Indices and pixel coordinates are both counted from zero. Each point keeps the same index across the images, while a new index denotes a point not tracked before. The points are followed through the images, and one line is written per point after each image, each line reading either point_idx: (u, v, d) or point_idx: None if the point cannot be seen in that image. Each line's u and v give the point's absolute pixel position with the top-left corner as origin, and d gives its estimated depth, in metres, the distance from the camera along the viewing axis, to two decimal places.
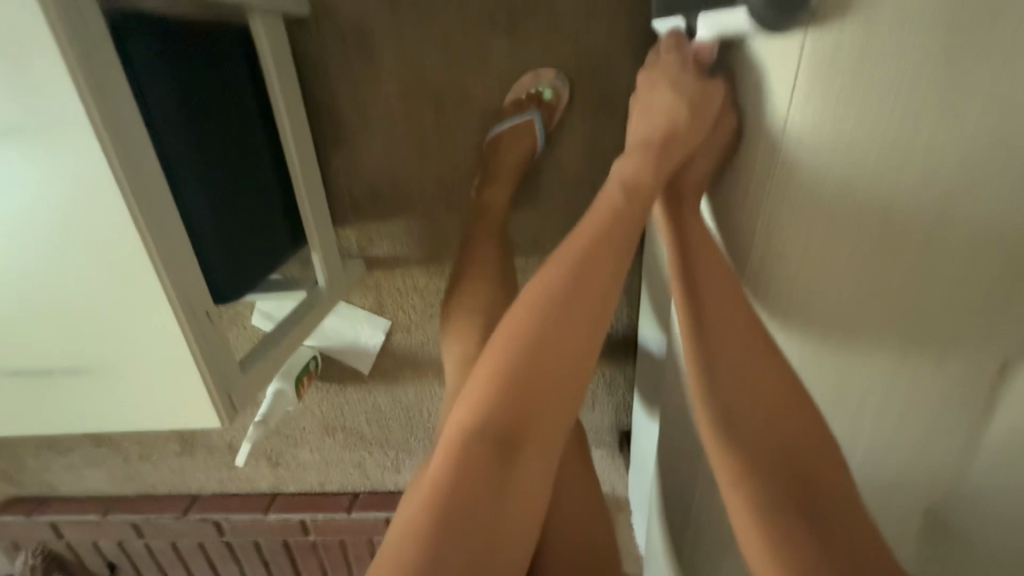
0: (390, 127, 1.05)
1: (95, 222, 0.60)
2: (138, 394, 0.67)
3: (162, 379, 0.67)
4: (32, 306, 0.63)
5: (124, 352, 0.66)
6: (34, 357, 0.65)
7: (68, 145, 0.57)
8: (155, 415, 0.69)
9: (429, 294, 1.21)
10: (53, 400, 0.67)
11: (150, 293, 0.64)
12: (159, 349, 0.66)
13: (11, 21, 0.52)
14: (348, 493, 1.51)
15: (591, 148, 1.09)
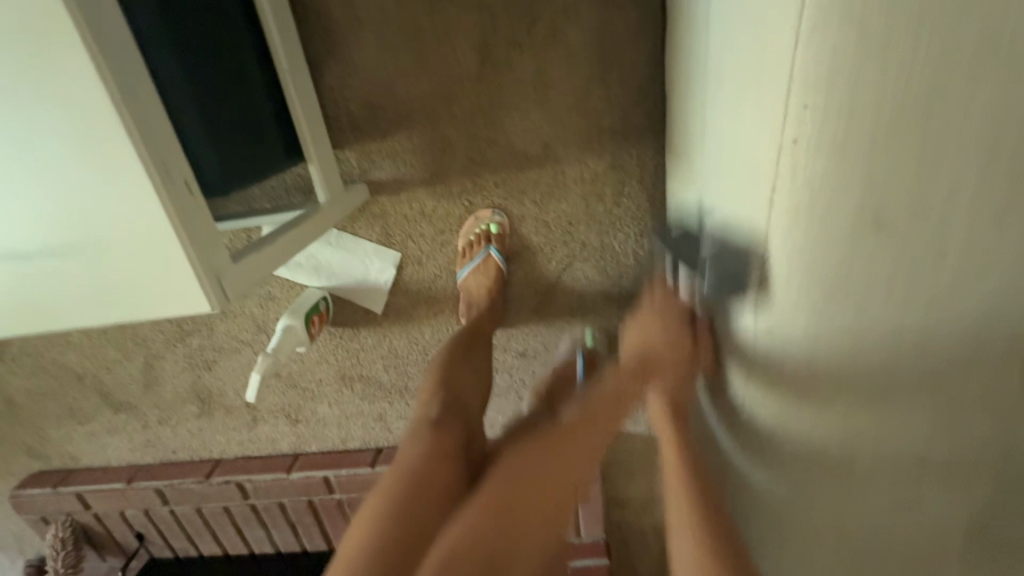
0: (383, 32, 0.98)
1: (54, 70, 0.54)
2: (122, 275, 0.61)
3: (145, 256, 0.61)
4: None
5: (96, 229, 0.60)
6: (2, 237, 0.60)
7: None
8: (136, 304, 0.63)
9: (438, 219, 1.15)
10: (36, 288, 0.62)
11: (121, 159, 0.57)
12: (136, 225, 0.59)
13: None
14: (371, 448, 1.45)
15: (605, 37, 0.97)
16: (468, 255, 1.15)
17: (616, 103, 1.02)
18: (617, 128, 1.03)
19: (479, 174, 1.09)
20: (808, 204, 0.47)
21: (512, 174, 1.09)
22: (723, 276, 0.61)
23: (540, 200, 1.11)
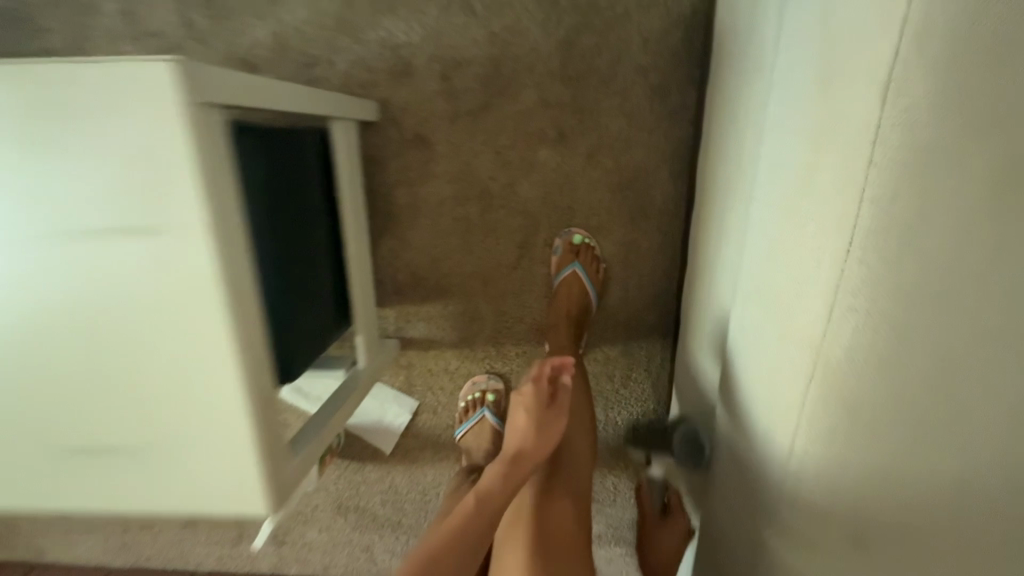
0: (439, 221, 1.10)
1: (196, 324, 0.58)
2: (189, 480, 0.65)
3: (217, 467, 0.65)
4: (74, 371, 0.60)
5: (171, 434, 0.63)
6: (69, 433, 0.63)
7: (180, 244, 0.56)
8: (184, 497, 0.66)
9: (459, 376, 1.23)
10: (100, 481, 0.65)
11: (218, 388, 0.61)
12: (212, 436, 0.63)
13: (146, 140, 0.52)
14: None
15: (628, 250, 1.11)
16: (464, 416, 1.20)
17: (631, 303, 1.15)
18: (631, 322, 1.16)
19: (502, 345, 1.19)
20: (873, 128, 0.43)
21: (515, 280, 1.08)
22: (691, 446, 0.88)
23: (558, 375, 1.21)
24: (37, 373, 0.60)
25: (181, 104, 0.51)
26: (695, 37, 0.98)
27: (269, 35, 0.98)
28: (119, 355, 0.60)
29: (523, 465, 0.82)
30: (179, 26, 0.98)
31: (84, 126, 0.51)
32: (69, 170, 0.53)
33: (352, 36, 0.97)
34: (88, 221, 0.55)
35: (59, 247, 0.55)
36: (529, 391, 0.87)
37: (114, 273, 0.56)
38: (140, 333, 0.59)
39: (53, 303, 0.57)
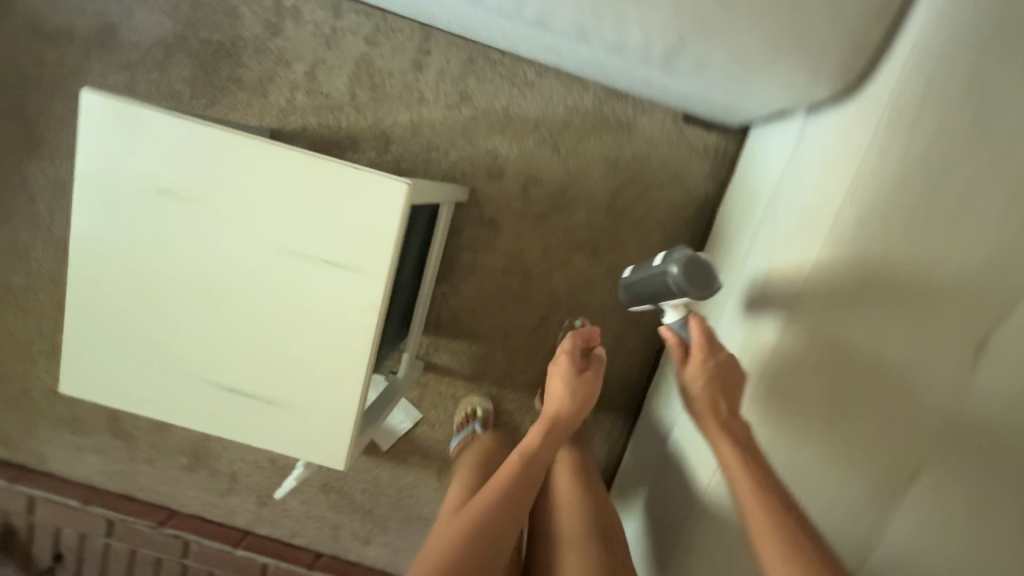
0: (485, 283, 1.43)
1: (351, 333, 0.88)
2: (299, 432, 0.92)
3: (322, 429, 0.92)
4: (256, 338, 0.89)
5: (299, 395, 0.91)
6: (231, 376, 0.90)
7: (363, 282, 0.85)
8: (288, 442, 0.93)
9: (461, 403, 1.52)
10: (238, 414, 0.92)
11: (345, 374, 0.89)
12: (328, 408, 0.91)
13: (370, 218, 0.83)
14: (311, 551, 1.63)
15: (617, 345, 1.45)
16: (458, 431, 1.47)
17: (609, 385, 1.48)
18: (605, 399, 1.48)
19: (502, 388, 1.50)
20: (872, 124, 0.75)
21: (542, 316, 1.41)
22: (691, 268, 0.83)
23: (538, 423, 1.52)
24: (229, 330, 0.89)
25: (401, 206, 0.82)
26: (705, 213, 1.35)
27: (409, 121, 1.33)
28: (289, 334, 0.88)
29: (561, 419, 1.04)
30: (343, 93, 1.32)
31: (332, 196, 0.82)
32: (311, 218, 0.83)
33: (467, 140, 1.33)
34: (309, 249, 0.85)
35: (287, 260, 0.85)
36: (566, 360, 1.08)
37: (314, 286, 0.86)
38: (313, 329, 0.88)
39: (263, 290, 0.87)
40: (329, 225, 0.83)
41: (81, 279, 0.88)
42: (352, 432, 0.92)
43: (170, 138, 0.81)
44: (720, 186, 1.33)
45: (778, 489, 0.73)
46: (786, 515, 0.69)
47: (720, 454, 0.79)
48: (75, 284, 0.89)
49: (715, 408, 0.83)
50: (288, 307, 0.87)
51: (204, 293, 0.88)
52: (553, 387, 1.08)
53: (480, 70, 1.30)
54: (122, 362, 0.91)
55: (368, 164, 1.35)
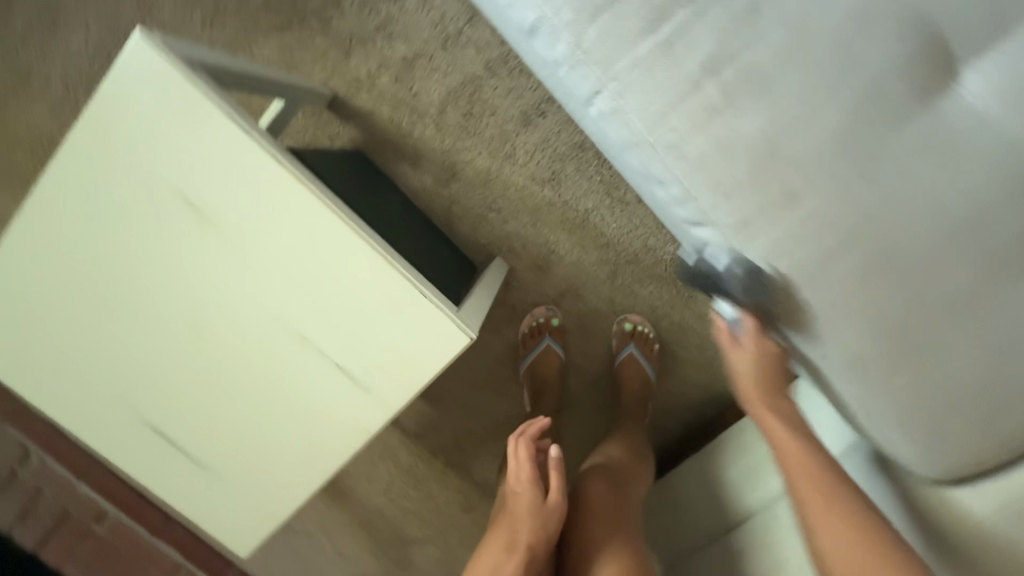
0: (472, 358, 1.31)
1: (323, 443, 0.74)
2: (211, 504, 0.78)
3: (239, 513, 0.78)
4: (214, 394, 0.73)
5: (231, 469, 0.76)
6: (163, 416, 0.74)
7: (364, 405, 0.72)
8: (193, 505, 0.78)
9: (388, 450, 1.41)
10: (151, 456, 0.76)
11: (293, 472, 0.76)
12: (257, 497, 0.78)
13: (410, 349, 0.70)
14: (163, 513, 1.45)
15: None
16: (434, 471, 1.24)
17: None
18: None
19: (435, 457, 1.41)
20: None
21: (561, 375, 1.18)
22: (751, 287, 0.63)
23: (449, 505, 1.43)
24: (186, 371, 0.73)
25: (450, 354, 0.70)
26: (712, 410, 1.27)
27: (484, 170, 1.14)
28: (253, 407, 0.73)
29: (535, 548, 0.80)
30: (432, 104, 1.11)
31: (379, 304, 0.69)
32: (343, 311, 0.69)
33: (533, 223, 1.18)
34: (323, 341, 0.70)
35: (292, 339, 0.70)
36: (525, 496, 0.83)
37: (307, 379, 0.71)
38: (283, 417, 0.74)
39: (246, 352, 0.71)
40: (362, 330, 0.70)
41: (26, 232, 0.68)
42: (270, 527, 0.79)
43: (227, 149, 0.64)
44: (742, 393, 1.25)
45: (839, 492, 0.63)
46: (842, 506, 0.62)
47: (783, 450, 0.68)
48: (16, 232, 0.68)
49: (769, 397, 0.73)
50: (266, 384, 0.72)
51: (176, 321, 0.71)
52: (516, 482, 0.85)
53: (585, 162, 1.13)
54: (38, 340, 0.73)
55: (418, 188, 1.17)
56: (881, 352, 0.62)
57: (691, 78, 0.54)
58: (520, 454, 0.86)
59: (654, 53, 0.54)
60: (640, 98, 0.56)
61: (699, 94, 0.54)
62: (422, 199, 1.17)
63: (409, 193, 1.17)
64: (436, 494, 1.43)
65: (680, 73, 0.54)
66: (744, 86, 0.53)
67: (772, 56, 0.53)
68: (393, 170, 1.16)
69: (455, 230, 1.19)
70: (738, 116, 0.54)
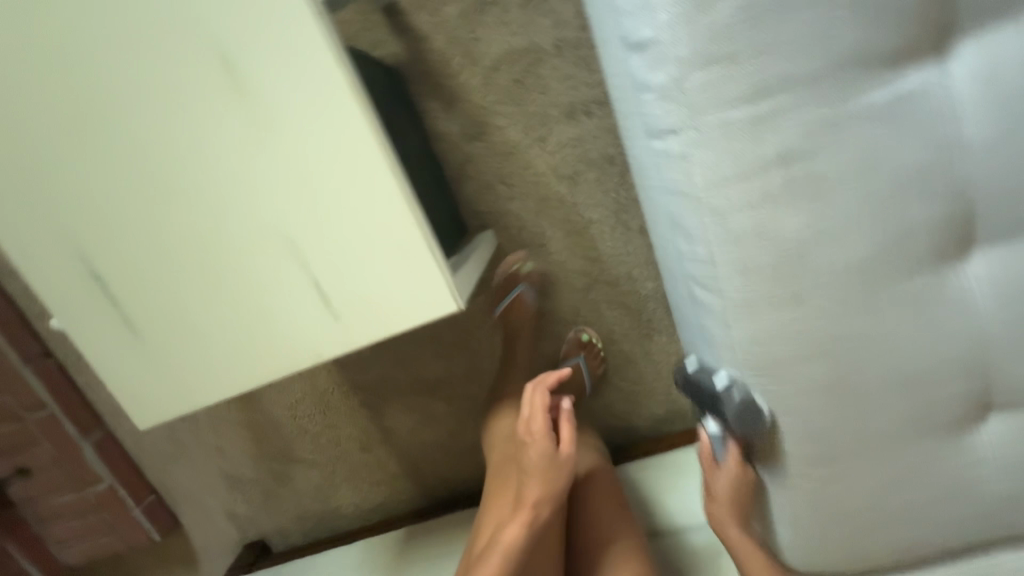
0: None
1: (268, 352, 0.71)
2: (124, 368, 0.72)
3: (149, 387, 0.73)
4: (174, 262, 0.68)
5: (163, 341, 0.71)
6: (109, 264, 0.68)
7: (326, 331, 0.70)
8: (104, 364, 0.72)
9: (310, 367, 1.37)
10: (74, 298, 0.69)
11: (227, 368, 0.72)
12: (175, 379, 0.73)
13: (393, 296, 0.68)
14: (43, 345, 1.31)
15: (467, 450, 1.41)
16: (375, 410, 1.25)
17: (430, 468, 1.43)
18: (415, 474, 1.44)
19: (354, 390, 1.39)
20: None
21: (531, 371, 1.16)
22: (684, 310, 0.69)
23: (350, 439, 1.43)
24: (153, 228, 0.67)
25: (430, 315, 0.69)
26: (623, 440, 1.35)
27: (512, 141, 1.12)
28: (212, 290, 0.69)
29: (540, 510, 0.93)
30: (488, 56, 1.06)
31: (384, 239, 0.66)
32: (345, 233, 0.66)
33: (536, 210, 1.17)
34: (311, 254, 0.67)
35: (281, 241, 0.66)
36: (542, 443, 0.96)
37: (279, 285, 0.68)
38: (238, 312, 0.70)
39: (228, 233, 0.66)
40: (356, 259, 0.67)
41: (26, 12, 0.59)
42: (181, 411, 0.75)
43: (288, 21, 0.58)
44: (654, 435, 1.33)
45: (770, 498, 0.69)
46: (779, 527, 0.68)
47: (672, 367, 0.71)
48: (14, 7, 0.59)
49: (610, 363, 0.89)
50: (234, 273, 0.68)
51: (162, 173, 0.64)
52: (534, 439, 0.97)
53: (608, 175, 1.13)
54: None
55: (441, 131, 1.12)
56: (803, 451, 0.69)
57: (764, 160, 0.55)
58: (537, 402, 1.00)
59: (745, 122, 0.54)
60: (711, 157, 0.56)
61: (764, 177, 0.56)
62: (441, 143, 1.12)
63: (430, 132, 1.12)
64: (342, 424, 1.42)
65: (757, 151, 0.55)
66: (803, 187, 0.56)
67: (841, 172, 0.56)
68: (424, 102, 1.10)
69: (461, 186, 1.16)
70: (788, 212, 0.57)
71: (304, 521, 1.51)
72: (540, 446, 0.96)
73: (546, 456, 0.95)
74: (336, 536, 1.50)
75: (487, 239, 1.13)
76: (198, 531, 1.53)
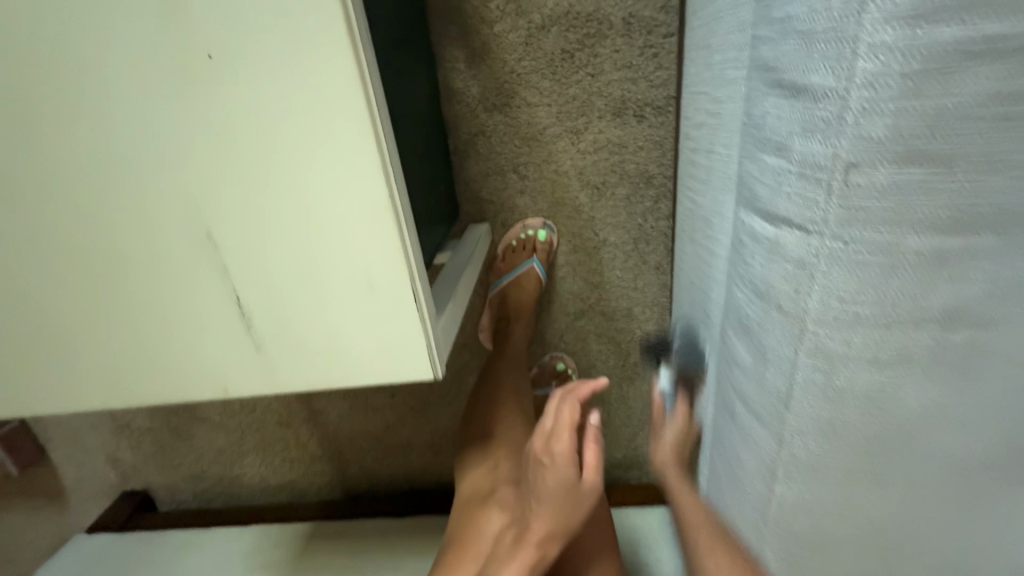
0: None
1: (153, 367, 0.51)
2: None
3: None
4: (28, 218, 0.45)
5: (0, 318, 0.49)
6: None
7: (240, 362, 0.49)
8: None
9: None
10: None
11: (95, 375, 0.51)
12: (14, 368, 0.52)
13: (342, 338, 0.48)
14: None
15: (398, 450, 1.25)
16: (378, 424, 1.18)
17: (352, 459, 1.27)
18: (335, 461, 1.28)
19: None
20: None
21: (508, 382, 0.95)
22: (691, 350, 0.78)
23: (268, 410, 1.24)
24: (1, 161, 0.44)
25: (388, 374, 0.49)
26: None
27: (540, 123, 0.89)
28: (81, 271, 0.47)
29: (547, 548, 0.70)
30: (538, 10, 0.82)
31: (351, 269, 0.45)
32: (294, 245, 0.45)
33: (544, 214, 0.97)
34: (237, 260, 0.45)
35: (197, 230, 0.45)
36: (563, 472, 0.67)
37: (181, 286, 0.46)
38: (117, 308, 0.48)
39: (118, 196, 0.44)
40: (300, 280, 0.46)
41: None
42: (15, 409, 0.54)
43: None
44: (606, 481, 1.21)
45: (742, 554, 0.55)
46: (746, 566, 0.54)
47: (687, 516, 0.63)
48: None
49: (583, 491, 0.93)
50: (119, 257, 0.46)
51: (28, 86, 0.41)
52: (548, 461, 0.68)
53: (642, 196, 0.93)
54: None
55: (455, 87, 0.88)
56: None
57: (920, 314, 0.38)
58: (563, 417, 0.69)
59: (916, 254, 0.37)
60: (847, 286, 0.39)
61: (911, 333, 0.39)
62: (452, 103, 0.89)
63: (442, 86, 0.89)
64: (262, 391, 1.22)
65: (915, 300, 0.38)
66: (956, 359, 0.39)
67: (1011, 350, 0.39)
68: (444, 46, 0.86)
69: (463, 161, 0.93)
70: (920, 384, 0.41)
71: (198, 481, 1.33)
72: (563, 468, 0.67)
73: (565, 487, 0.67)
74: (233, 507, 1.34)
75: (480, 234, 0.92)
76: (70, 468, 1.32)
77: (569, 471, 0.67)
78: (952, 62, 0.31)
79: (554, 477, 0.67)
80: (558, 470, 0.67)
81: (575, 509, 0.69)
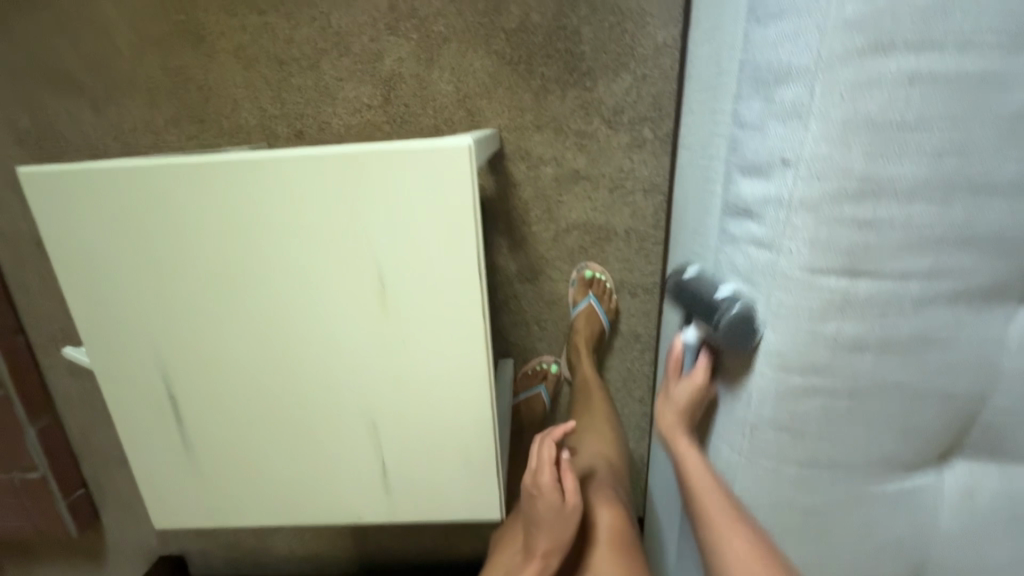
0: None
1: (314, 502, 0.75)
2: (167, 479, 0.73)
3: (186, 500, 0.75)
4: (252, 410, 0.70)
5: (215, 468, 0.73)
6: (190, 393, 0.69)
7: (377, 500, 0.75)
8: (143, 468, 0.73)
9: None
10: (143, 413, 0.70)
11: (271, 505, 0.75)
12: (214, 500, 0.75)
13: (445, 489, 0.74)
14: (18, 321, 1.27)
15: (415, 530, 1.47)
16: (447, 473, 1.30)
17: (374, 536, 1.47)
18: (358, 537, 1.48)
19: None
20: None
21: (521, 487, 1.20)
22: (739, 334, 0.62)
23: None
24: (244, 379, 0.68)
25: (470, 512, 0.75)
26: None
27: (559, 292, 1.20)
28: (280, 441, 0.72)
29: (551, 559, 0.90)
30: (565, 220, 1.14)
31: (459, 450, 0.72)
32: (427, 434, 0.71)
33: (556, 354, 1.26)
34: (388, 441, 0.71)
35: (366, 422, 0.71)
36: (550, 498, 0.87)
37: (348, 454, 0.72)
38: (298, 465, 0.73)
39: (318, 400, 0.70)
40: (425, 454, 0.72)
41: (189, 170, 0.59)
42: (201, 520, 0.76)
43: (445, 262, 0.62)
44: None
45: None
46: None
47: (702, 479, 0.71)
48: (179, 163, 0.58)
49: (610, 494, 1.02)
50: (309, 435, 0.71)
51: (275, 341, 0.66)
52: (534, 491, 0.89)
53: (631, 348, 1.24)
54: (117, 259, 0.63)
55: (498, 263, 1.18)
56: None
57: (793, 506, 0.68)
58: (543, 454, 0.90)
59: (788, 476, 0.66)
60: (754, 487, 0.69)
61: (787, 517, 0.69)
62: (494, 273, 1.19)
63: (488, 261, 1.18)
64: None
65: (790, 499, 0.68)
66: (812, 532, 0.69)
67: (843, 530, 0.69)
68: (493, 235, 1.16)
69: (499, 313, 1.22)
70: (795, 544, 0.70)
71: (232, 548, 1.51)
72: (548, 495, 0.87)
73: (553, 510, 0.88)
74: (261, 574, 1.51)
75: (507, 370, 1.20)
76: (116, 531, 1.48)
77: (552, 498, 0.87)
78: (799, 393, 0.62)
79: (542, 505, 0.88)
80: (545, 498, 0.87)
81: (568, 527, 0.89)
